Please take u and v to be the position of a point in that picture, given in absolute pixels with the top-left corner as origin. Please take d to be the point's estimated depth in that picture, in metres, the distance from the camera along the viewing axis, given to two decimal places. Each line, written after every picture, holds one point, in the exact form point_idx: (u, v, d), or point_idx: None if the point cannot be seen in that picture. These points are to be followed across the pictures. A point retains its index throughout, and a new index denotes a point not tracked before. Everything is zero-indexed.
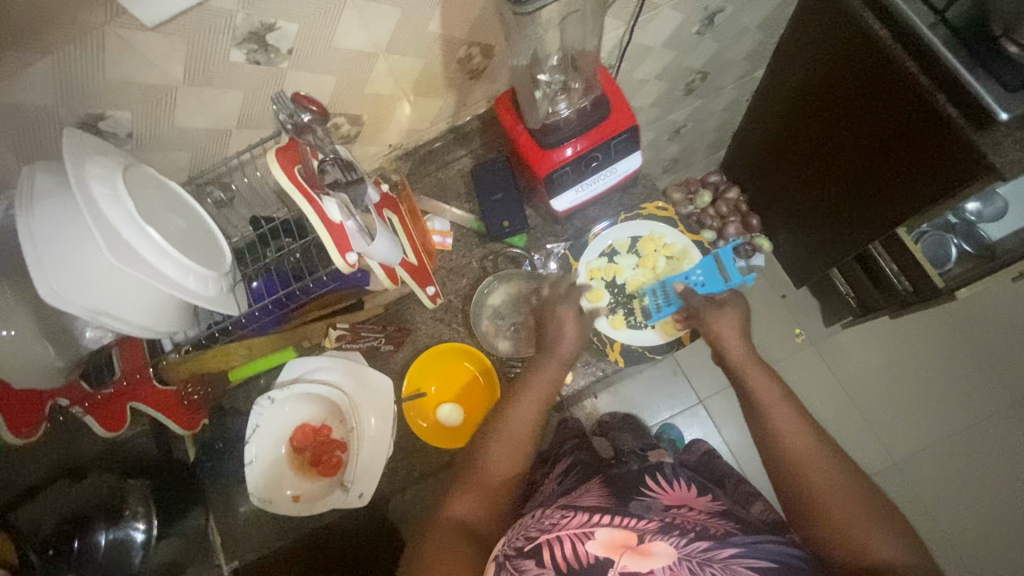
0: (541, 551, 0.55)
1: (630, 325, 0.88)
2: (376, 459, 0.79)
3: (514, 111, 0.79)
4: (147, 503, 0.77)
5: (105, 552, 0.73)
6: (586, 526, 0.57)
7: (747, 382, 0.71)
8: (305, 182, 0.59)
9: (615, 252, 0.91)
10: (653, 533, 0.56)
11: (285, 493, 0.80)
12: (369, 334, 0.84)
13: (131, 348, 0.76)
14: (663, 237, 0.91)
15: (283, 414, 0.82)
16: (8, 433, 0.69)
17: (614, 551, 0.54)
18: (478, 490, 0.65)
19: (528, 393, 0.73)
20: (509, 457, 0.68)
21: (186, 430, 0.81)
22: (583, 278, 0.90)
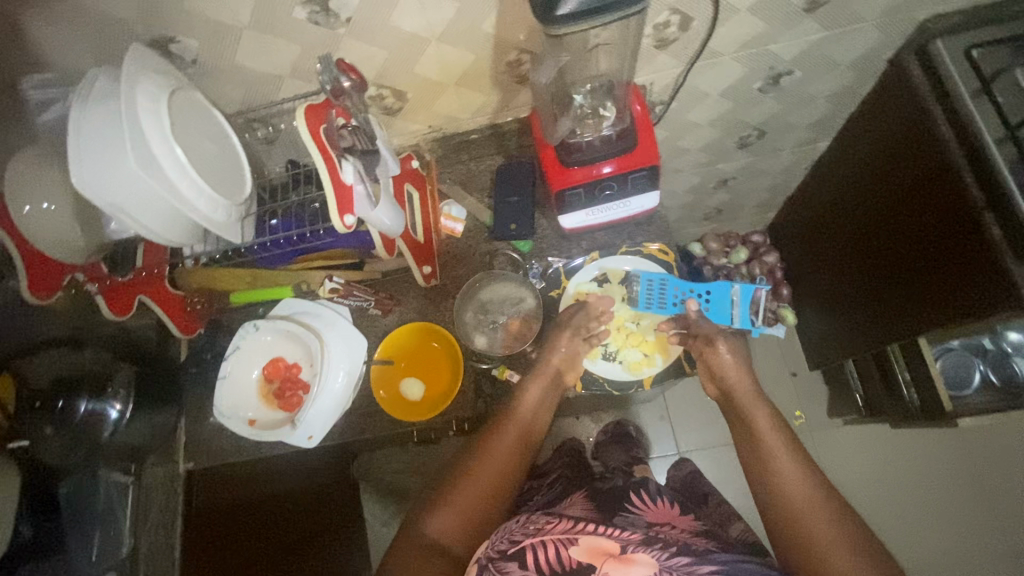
0: (523, 554, 0.64)
1: (605, 356, 0.89)
2: (332, 406, 0.82)
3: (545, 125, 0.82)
4: (128, 388, 0.85)
5: (82, 418, 0.81)
6: (570, 534, 0.66)
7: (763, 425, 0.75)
8: (326, 142, 0.64)
9: (606, 280, 0.92)
10: (635, 545, 0.65)
11: (243, 415, 0.82)
12: (357, 294, 0.89)
13: (151, 245, 0.84)
14: (658, 279, 0.91)
15: (263, 343, 0.85)
16: (29, 292, 0.76)
17: (597, 558, 0.62)
18: (517, 440, 0.77)
19: (541, 372, 0.83)
20: (477, 495, 0.72)
21: (181, 332, 0.91)
22: (569, 297, 0.91)
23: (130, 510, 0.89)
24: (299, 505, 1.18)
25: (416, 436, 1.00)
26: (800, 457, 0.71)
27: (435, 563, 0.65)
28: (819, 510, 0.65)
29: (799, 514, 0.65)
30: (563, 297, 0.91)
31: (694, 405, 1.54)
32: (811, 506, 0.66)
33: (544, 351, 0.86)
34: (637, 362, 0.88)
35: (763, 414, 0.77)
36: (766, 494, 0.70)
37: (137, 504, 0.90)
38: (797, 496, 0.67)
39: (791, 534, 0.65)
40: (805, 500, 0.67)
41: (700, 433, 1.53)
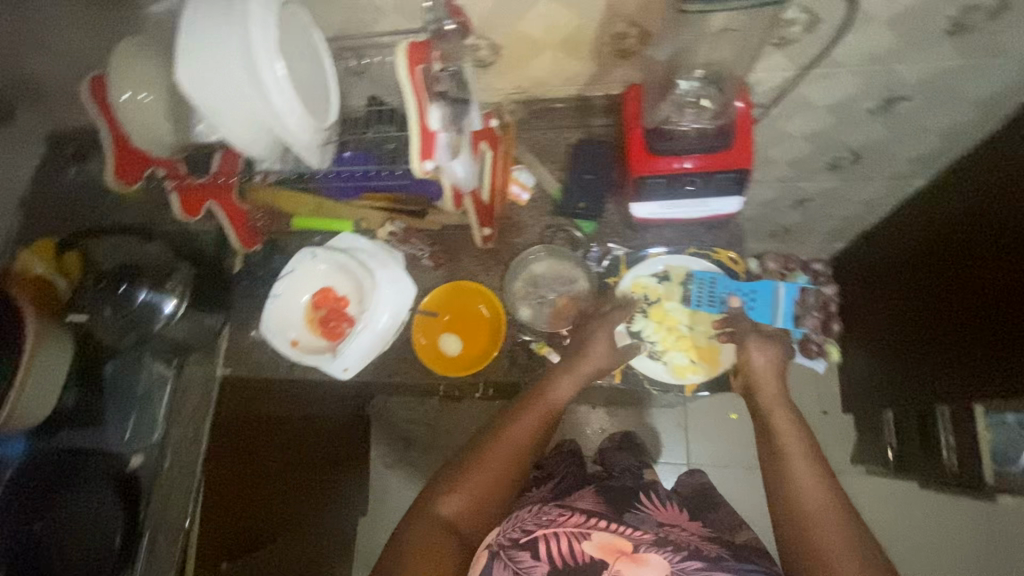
0: (536, 544, 0.64)
1: (651, 354, 0.88)
2: (373, 344, 0.83)
3: (640, 106, 0.78)
4: (185, 288, 0.87)
5: (139, 306, 0.85)
6: (582, 528, 0.67)
7: (782, 423, 0.74)
8: (421, 82, 0.63)
9: (667, 278, 0.90)
10: (646, 544, 0.66)
11: (288, 335, 0.84)
12: (416, 243, 0.91)
13: (228, 156, 0.85)
14: (720, 286, 0.89)
15: (316, 271, 0.86)
16: (112, 175, 0.81)
17: (609, 555, 0.63)
18: (536, 413, 0.76)
19: (575, 367, 0.81)
20: (487, 483, 0.70)
21: (240, 245, 0.94)
22: (625, 288, 0.90)
23: (167, 400, 0.95)
24: (310, 440, 1.22)
25: (440, 391, 1.00)
26: (817, 467, 0.68)
27: (444, 544, 0.64)
28: (840, 525, 0.61)
29: (811, 515, 0.62)
30: (619, 287, 0.90)
31: (714, 421, 1.52)
32: (822, 511, 0.63)
33: (586, 327, 0.86)
34: (683, 367, 0.88)
35: (781, 411, 0.76)
36: (778, 493, 0.67)
37: (171, 402, 0.95)
38: (809, 499, 0.64)
39: (797, 546, 0.61)
40: (828, 525, 0.62)
41: (713, 450, 1.51)
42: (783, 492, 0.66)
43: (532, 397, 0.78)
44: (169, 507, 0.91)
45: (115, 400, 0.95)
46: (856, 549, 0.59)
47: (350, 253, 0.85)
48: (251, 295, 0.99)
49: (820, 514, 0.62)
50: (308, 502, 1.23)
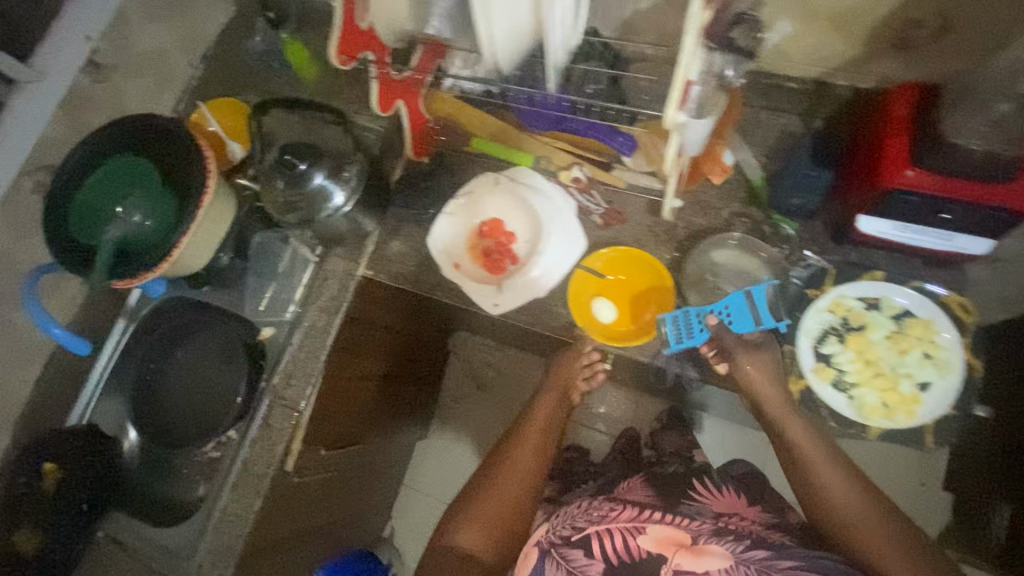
0: (588, 542, 0.72)
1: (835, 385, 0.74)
2: (537, 286, 0.80)
3: (909, 118, 0.68)
4: (358, 183, 0.87)
5: (313, 189, 0.85)
6: (636, 522, 0.73)
7: (802, 437, 0.72)
8: (703, 24, 0.56)
9: (878, 307, 0.75)
10: (707, 536, 0.71)
11: (450, 255, 0.83)
12: (593, 196, 0.84)
13: (428, 52, 0.83)
14: (940, 332, 0.74)
15: (494, 198, 0.84)
16: (331, 49, 0.81)
17: (666, 549, 0.69)
18: (509, 470, 0.82)
19: (539, 406, 0.91)
20: (540, 446, 0.86)
21: (410, 151, 0.93)
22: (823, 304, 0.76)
23: (307, 280, 0.97)
24: (400, 358, 1.25)
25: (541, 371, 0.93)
26: (844, 464, 0.71)
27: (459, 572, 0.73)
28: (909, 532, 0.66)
29: (853, 522, 0.67)
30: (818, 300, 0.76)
31: None
32: (861, 518, 0.67)
33: (542, 397, 0.91)
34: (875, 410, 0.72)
35: (824, 433, 0.74)
36: (812, 504, 0.71)
37: (310, 284, 0.97)
38: (841, 501, 0.69)
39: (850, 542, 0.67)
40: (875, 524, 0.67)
41: None
42: (820, 492, 0.70)
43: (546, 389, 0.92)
44: (292, 384, 0.93)
45: (256, 268, 0.98)
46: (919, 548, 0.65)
47: (527, 183, 0.83)
48: (402, 204, 0.96)
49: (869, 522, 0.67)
50: (388, 415, 1.28)
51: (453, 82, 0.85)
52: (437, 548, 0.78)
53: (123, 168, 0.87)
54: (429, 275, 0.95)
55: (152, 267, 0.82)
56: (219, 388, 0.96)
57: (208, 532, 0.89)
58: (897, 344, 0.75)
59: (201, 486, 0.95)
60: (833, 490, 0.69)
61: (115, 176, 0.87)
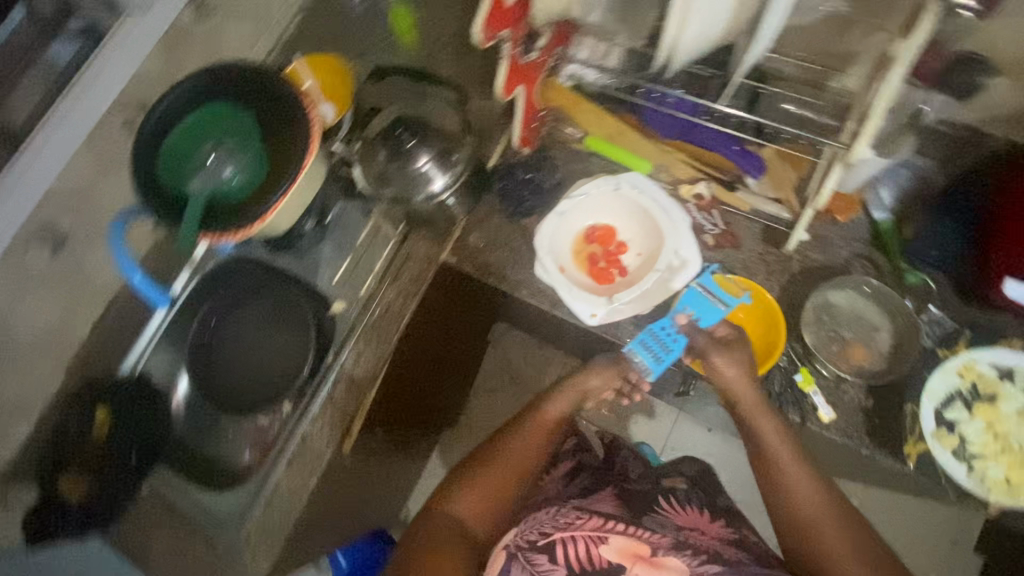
0: (553, 548, 0.63)
1: (958, 453, 0.69)
2: (647, 300, 0.77)
3: None
4: (463, 173, 0.82)
5: (417, 170, 0.81)
6: (600, 532, 0.65)
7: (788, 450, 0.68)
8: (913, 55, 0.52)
9: (1010, 377, 0.72)
10: (666, 548, 0.64)
11: (556, 257, 0.79)
12: (712, 215, 0.80)
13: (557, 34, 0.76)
14: None
15: (608, 206, 0.81)
16: (480, 27, 0.65)
17: (627, 558, 0.62)
18: (477, 497, 0.69)
19: (529, 426, 0.75)
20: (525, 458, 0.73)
21: (516, 142, 0.88)
22: (952, 365, 0.73)
23: (386, 258, 0.92)
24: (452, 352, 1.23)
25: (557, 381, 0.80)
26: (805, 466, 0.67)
27: None
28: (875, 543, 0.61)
29: (813, 523, 0.63)
30: (949, 362, 0.72)
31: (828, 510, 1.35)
32: (824, 510, 0.63)
33: (543, 404, 0.78)
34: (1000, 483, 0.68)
35: (792, 459, 0.68)
36: (776, 511, 0.66)
37: (390, 260, 0.92)
38: (805, 499, 0.65)
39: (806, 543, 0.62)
40: (837, 535, 0.62)
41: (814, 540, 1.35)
42: (786, 492, 0.65)
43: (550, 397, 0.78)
44: (362, 363, 0.89)
45: (335, 238, 0.95)
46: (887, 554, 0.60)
47: (635, 187, 0.79)
48: (495, 192, 0.92)
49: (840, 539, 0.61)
50: (431, 405, 1.27)
51: (573, 71, 0.83)
52: None
53: (225, 124, 0.83)
54: (516, 270, 0.90)
55: (235, 232, 0.78)
56: (280, 351, 0.93)
57: (259, 506, 0.86)
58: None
59: (247, 453, 0.91)
60: (794, 485, 0.65)
61: (215, 131, 0.82)
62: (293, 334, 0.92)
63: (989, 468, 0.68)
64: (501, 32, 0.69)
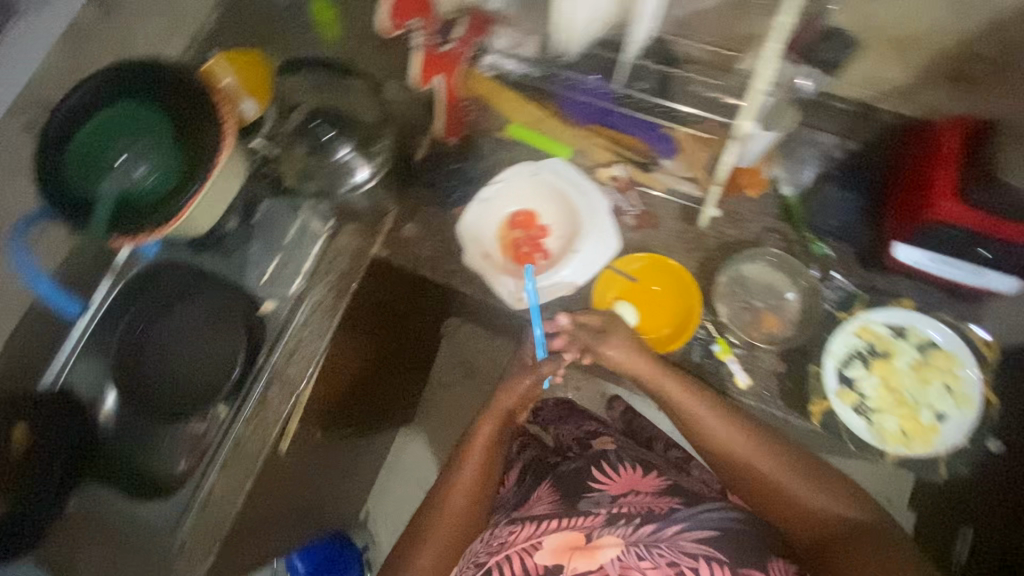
0: (491, 574, 0.68)
1: (855, 409, 0.75)
2: (567, 280, 0.80)
3: (956, 156, 0.69)
4: (386, 162, 0.83)
5: (337, 162, 0.81)
6: (535, 539, 0.69)
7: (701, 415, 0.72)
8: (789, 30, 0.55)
9: (902, 334, 0.77)
10: (600, 528, 0.67)
11: (480, 245, 0.82)
12: (629, 196, 0.83)
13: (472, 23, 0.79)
14: (962, 365, 0.75)
15: (528, 189, 0.83)
16: (386, 10, 0.73)
17: (564, 556, 0.66)
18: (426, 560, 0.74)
19: (470, 449, 0.80)
20: (477, 465, 0.80)
21: (440, 132, 0.89)
22: (849, 328, 0.77)
23: (315, 256, 0.91)
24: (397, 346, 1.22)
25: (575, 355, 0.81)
26: (725, 419, 0.72)
27: None
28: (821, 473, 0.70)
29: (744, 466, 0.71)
30: (844, 326, 0.76)
31: None
32: (763, 456, 0.71)
33: (453, 466, 0.80)
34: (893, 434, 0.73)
35: (706, 417, 0.72)
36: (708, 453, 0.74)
37: (319, 257, 0.91)
38: (737, 448, 0.72)
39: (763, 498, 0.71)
40: (798, 493, 0.69)
41: None
42: (714, 447, 0.73)
43: (479, 420, 0.82)
44: (293, 363, 0.88)
45: (262, 238, 0.93)
46: (832, 489, 0.69)
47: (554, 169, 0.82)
48: (422, 184, 0.92)
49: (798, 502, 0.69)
50: (380, 403, 1.26)
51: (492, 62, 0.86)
52: None
53: (142, 125, 0.80)
54: (447, 261, 0.91)
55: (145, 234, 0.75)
56: (213, 356, 0.91)
57: (194, 512, 0.85)
58: (918, 375, 0.76)
59: (184, 461, 0.89)
60: (732, 454, 0.72)
61: (132, 132, 0.80)
62: (226, 338, 0.91)
63: (884, 420, 0.74)
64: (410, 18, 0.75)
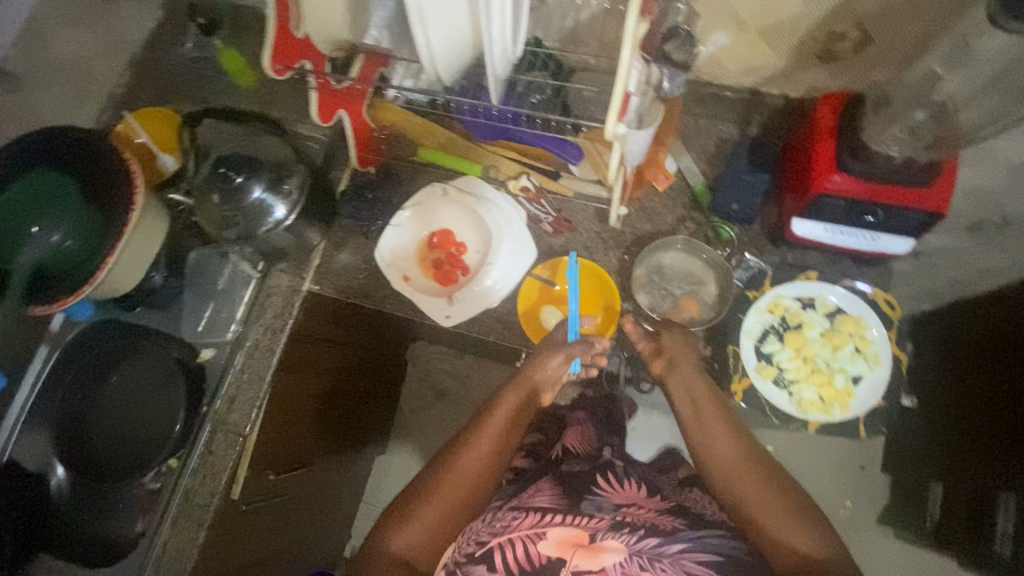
0: (490, 556, 0.68)
1: (775, 381, 0.83)
2: (483, 296, 0.84)
3: (835, 130, 0.74)
4: (301, 195, 0.84)
5: (253, 202, 0.82)
6: (538, 528, 0.70)
7: (690, 375, 0.77)
8: (639, 37, 0.58)
9: (812, 305, 0.86)
10: (603, 532, 0.69)
11: (400, 268, 0.87)
12: (541, 204, 0.87)
13: (367, 63, 0.80)
14: (868, 329, 0.85)
15: (443, 211, 0.89)
16: (267, 64, 0.74)
17: (567, 551, 0.67)
18: (418, 535, 0.72)
19: (484, 430, 0.77)
20: (495, 436, 0.77)
21: (358, 162, 0.93)
22: (764, 305, 0.86)
23: (249, 299, 0.92)
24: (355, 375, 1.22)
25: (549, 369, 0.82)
26: (743, 436, 0.73)
27: None
28: (820, 524, 0.68)
29: (738, 479, 0.71)
30: (757, 304, 0.85)
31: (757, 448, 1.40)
32: (767, 494, 0.69)
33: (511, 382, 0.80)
34: (810, 402, 0.82)
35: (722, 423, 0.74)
36: (710, 463, 0.73)
37: (252, 301, 0.92)
38: (729, 454, 0.73)
39: (746, 517, 0.69)
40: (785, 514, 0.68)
41: None
42: (702, 453, 0.74)
43: (507, 388, 0.80)
44: (234, 409, 0.89)
45: (193, 288, 0.93)
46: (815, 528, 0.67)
47: (463, 189, 0.88)
48: (348, 216, 0.94)
49: (781, 518, 0.68)
50: (345, 433, 1.27)
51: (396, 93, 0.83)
52: None
53: (46, 188, 0.80)
54: (379, 286, 0.93)
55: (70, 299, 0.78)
56: (153, 412, 0.90)
57: (149, 572, 0.85)
58: (830, 341, 0.85)
59: (139, 522, 0.87)
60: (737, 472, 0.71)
61: (36, 196, 0.79)
62: (163, 392, 0.90)
63: (803, 390, 0.83)
64: (297, 65, 0.77)
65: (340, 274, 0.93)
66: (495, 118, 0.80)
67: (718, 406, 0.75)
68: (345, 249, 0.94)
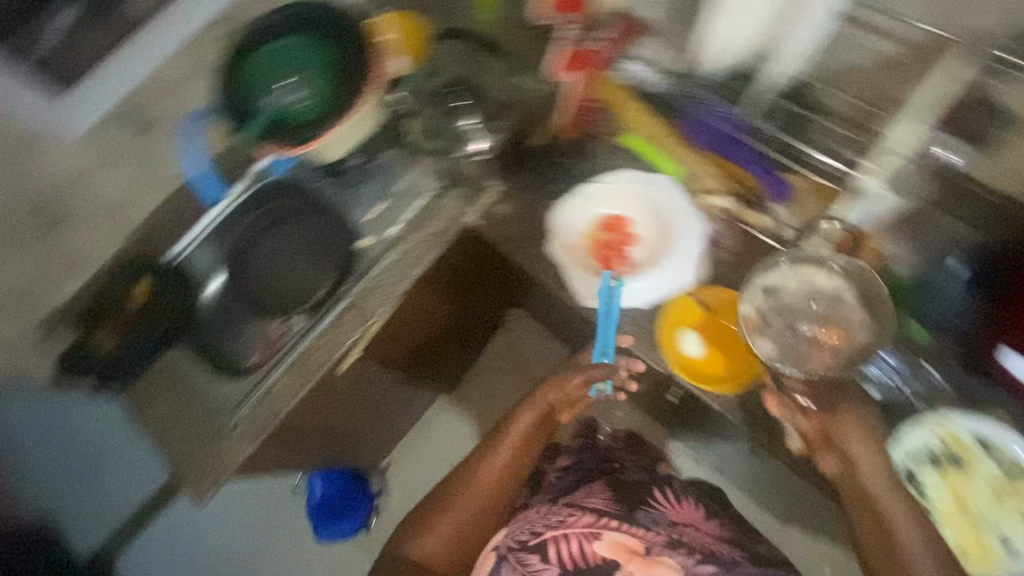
0: (545, 547, 0.80)
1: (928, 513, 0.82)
2: (646, 291, 0.87)
3: None
4: (501, 136, 0.94)
5: (459, 128, 0.94)
6: (592, 529, 0.82)
7: (870, 473, 0.78)
8: None
9: (993, 450, 0.82)
10: (659, 547, 0.81)
11: (570, 236, 0.91)
12: (728, 226, 0.90)
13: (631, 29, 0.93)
14: None
15: (625, 195, 0.92)
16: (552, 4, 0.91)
17: (623, 555, 0.79)
18: (437, 538, 0.83)
19: (507, 433, 0.91)
20: (516, 446, 0.90)
21: (563, 126, 0.95)
22: (937, 432, 0.83)
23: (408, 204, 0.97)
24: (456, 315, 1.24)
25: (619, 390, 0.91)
26: (924, 531, 0.75)
27: None
28: None
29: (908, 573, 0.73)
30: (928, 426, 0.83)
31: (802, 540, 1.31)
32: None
33: (514, 421, 0.92)
34: (965, 547, 0.81)
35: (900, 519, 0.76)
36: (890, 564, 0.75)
37: (423, 211, 0.96)
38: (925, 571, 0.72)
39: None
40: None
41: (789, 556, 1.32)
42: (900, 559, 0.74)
43: (524, 403, 0.93)
44: (373, 296, 0.96)
45: (377, 180, 0.98)
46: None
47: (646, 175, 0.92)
48: (536, 167, 0.96)
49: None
50: (431, 363, 1.34)
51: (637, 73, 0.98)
52: (410, 520, 0.87)
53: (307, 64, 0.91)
54: (529, 245, 0.92)
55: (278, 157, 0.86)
56: (301, 273, 0.98)
57: (256, 400, 0.95)
58: (997, 492, 0.82)
59: (254, 356, 0.96)
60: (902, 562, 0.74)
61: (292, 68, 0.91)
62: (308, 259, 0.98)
63: (958, 532, 0.81)
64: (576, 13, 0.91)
65: (507, 218, 0.94)
66: (715, 134, 0.96)
67: (920, 523, 0.76)
68: (519, 196, 0.95)
